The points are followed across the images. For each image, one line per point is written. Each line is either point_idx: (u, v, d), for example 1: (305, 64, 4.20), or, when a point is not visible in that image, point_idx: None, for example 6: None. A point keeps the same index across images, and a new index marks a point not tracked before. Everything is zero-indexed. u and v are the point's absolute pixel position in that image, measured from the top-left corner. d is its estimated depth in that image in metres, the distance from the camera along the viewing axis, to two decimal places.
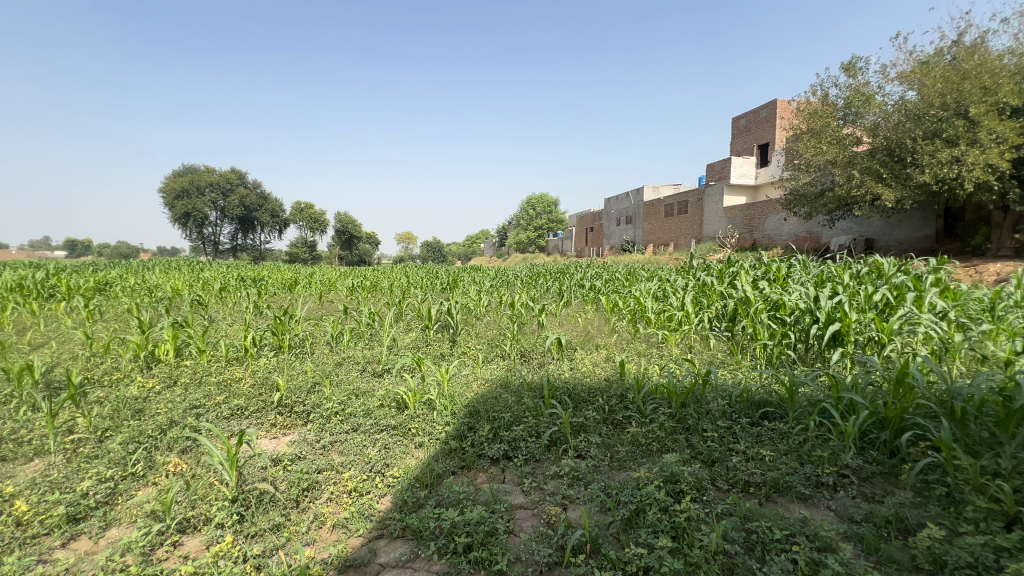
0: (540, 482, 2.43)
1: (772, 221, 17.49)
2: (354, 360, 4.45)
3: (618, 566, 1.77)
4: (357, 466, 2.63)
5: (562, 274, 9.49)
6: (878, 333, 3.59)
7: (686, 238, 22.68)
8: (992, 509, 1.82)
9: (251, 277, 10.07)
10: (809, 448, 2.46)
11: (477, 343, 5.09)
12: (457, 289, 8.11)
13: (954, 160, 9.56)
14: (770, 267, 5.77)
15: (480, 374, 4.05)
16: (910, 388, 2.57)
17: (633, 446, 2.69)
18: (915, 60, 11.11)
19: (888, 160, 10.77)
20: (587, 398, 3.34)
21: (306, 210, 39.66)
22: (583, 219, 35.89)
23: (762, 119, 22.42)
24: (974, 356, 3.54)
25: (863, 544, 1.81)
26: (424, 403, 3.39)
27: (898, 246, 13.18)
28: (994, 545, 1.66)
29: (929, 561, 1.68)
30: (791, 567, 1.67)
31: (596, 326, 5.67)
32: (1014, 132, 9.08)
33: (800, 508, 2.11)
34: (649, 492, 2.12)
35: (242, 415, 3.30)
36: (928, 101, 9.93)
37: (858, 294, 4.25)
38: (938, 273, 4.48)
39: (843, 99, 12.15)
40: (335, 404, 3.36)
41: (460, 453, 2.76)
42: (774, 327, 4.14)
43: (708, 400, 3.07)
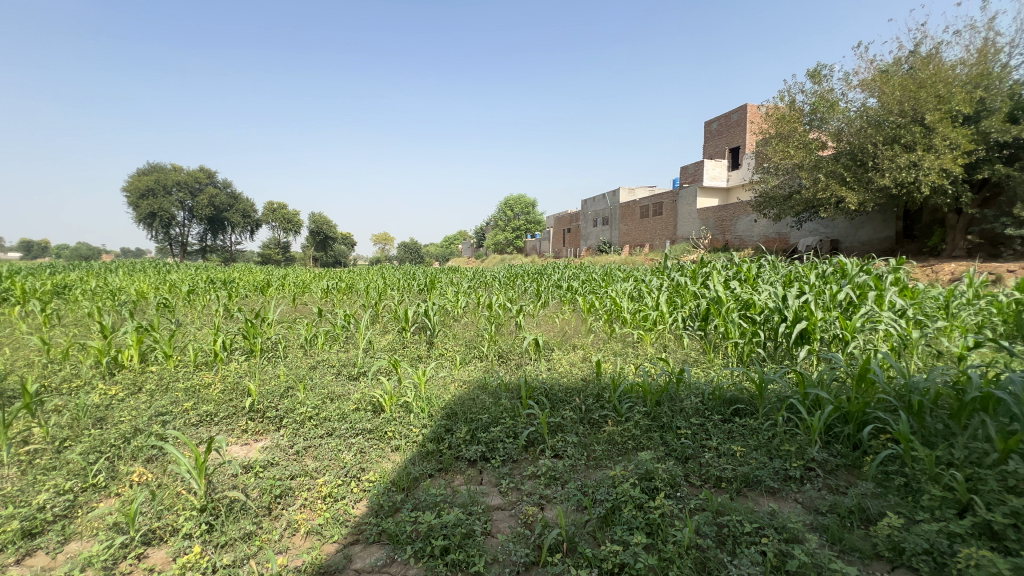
0: (517, 482, 2.44)
1: (743, 222, 17.94)
2: (328, 364, 4.39)
3: (593, 563, 1.80)
4: (332, 471, 2.59)
5: (539, 274, 9.55)
6: (842, 331, 3.74)
7: (661, 238, 23.09)
8: (946, 498, 1.92)
9: (222, 279, 9.78)
10: (778, 443, 2.53)
11: (454, 345, 5.06)
12: (434, 290, 8.07)
13: (912, 165, 10.02)
14: (740, 268, 5.94)
15: (458, 376, 4.04)
16: (872, 383, 2.68)
17: (609, 445, 2.72)
18: (876, 68, 11.56)
19: (852, 165, 11.21)
20: (564, 398, 3.36)
21: (279, 210, 38.76)
22: (560, 220, 36.12)
23: (732, 123, 22.99)
24: (931, 351, 3.71)
25: (828, 535, 1.87)
26: (400, 406, 3.35)
27: (861, 247, 13.71)
28: (948, 531, 1.76)
29: (889, 548, 1.75)
30: (759, 559, 1.72)
31: (574, 327, 5.71)
32: (966, 139, 9.56)
33: (769, 501, 2.18)
34: (625, 489, 2.15)
35: (211, 421, 3.21)
36: (887, 108, 10.39)
37: (823, 293, 4.40)
38: (897, 273, 4.69)
39: (809, 105, 12.55)
40: (310, 408, 3.30)
41: (437, 455, 2.76)
42: (744, 326, 4.24)
43: (682, 397, 3.14)
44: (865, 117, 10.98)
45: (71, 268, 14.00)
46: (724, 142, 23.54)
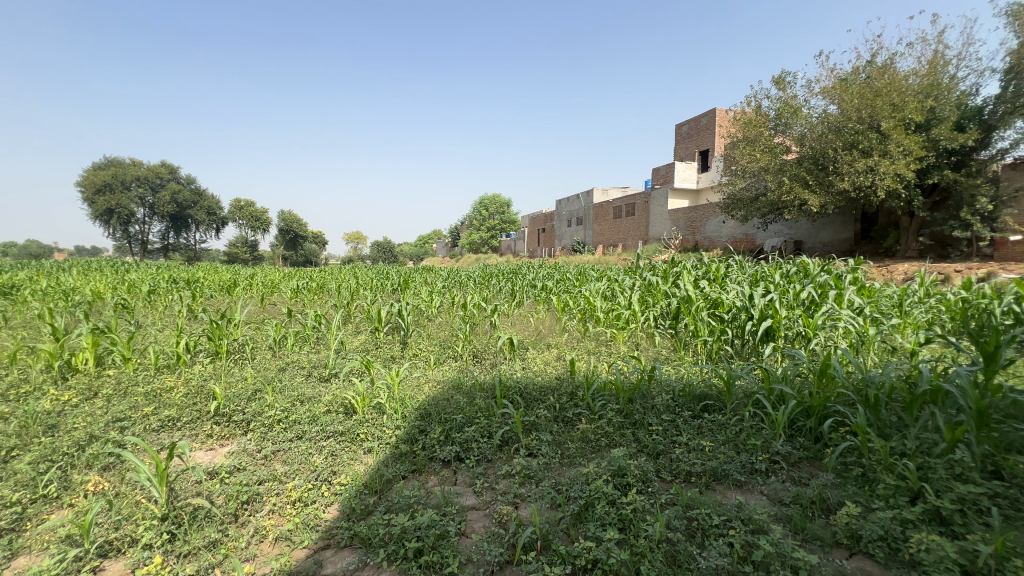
0: (492, 482, 2.44)
1: (712, 223, 18.42)
2: (298, 365, 4.28)
3: (567, 560, 1.81)
4: (302, 475, 2.53)
5: (514, 274, 9.55)
6: (805, 328, 3.90)
7: (634, 239, 23.46)
8: (900, 486, 2.02)
9: (185, 279, 9.39)
10: (745, 437, 2.61)
11: (428, 345, 5.01)
12: (408, 290, 7.98)
13: (869, 170, 10.49)
14: (709, 268, 6.09)
15: (432, 376, 4.01)
16: (832, 378, 2.79)
17: (583, 442, 2.75)
18: (836, 76, 12.03)
19: (814, 169, 11.66)
20: (538, 397, 3.38)
21: (246, 207, 37.54)
22: (535, 220, 36.22)
23: (701, 127, 23.56)
24: (886, 347, 3.90)
25: (791, 525, 1.94)
26: (373, 408, 3.30)
27: (823, 248, 14.27)
28: (902, 518, 1.85)
29: (847, 536, 1.83)
30: (727, 551, 1.77)
31: (548, 326, 5.73)
32: (918, 146, 10.07)
33: (736, 494, 2.24)
34: (598, 486, 2.18)
35: (173, 426, 3.09)
36: (846, 114, 10.84)
37: (787, 293, 4.56)
38: (856, 273, 4.90)
39: (774, 110, 12.94)
40: (278, 411, 3.21)
41: (410, 457, 2.73)
42: (713, 324, 4.35)
43: (653, 394, 3.20)
44: (826, 123, 11.43)
45: (18, 267, 13.17)
46: (694, 145, 24.08)
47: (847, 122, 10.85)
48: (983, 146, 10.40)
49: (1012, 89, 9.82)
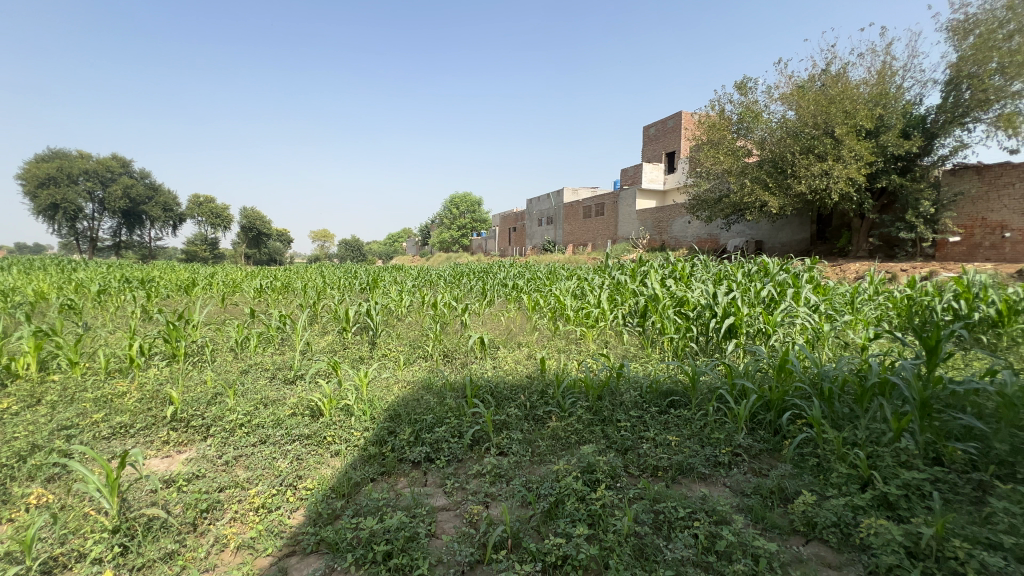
0: (462, 482, 2.43)
1: (678, 223, 18.89)
2: (262, 367, 4.14)
3: (537, 557, 1.82)
4: (266, 480, 2.45)
5: (485, 273, 9.53)
6: (765, 325, 4.07)
7: (603, 238, 23.80)
8: (851, 474, 2.13)
9: (138, 278, 8.93)
10: (708, 431, 2.70)
11: (398, 345, 4.94)
12: (377, 289, 7.84)
13: (824, 173, 11.01)
14: (675, 267, 6.25)
15: (402, 377, 3.95)
16: (790, 373, 2.92)
17: (553, 440, 2.78)
18: (794, 83, 12.53)
19: (774, 172, 12.12)
20: (509, 396, 3.38)
21: (206, 203, 36.01)
22: (506, 219, 36.21)
23: (668, 129, 24.10)
24: (839, 342, 4.10)
25: (752, 515, 2.01)
26: (341, 409, 3.22)
27: (782, 248, 14.87)
28: (853, 504, 1.96)
29: (803, 523, 1.91)
30: (692, 542, 1.82)
31: (519, 325, 5.75)
32: (868, 152, 10.63)
33: (701, 486, 2.31)
34: (568, 483, 2.20)
35: (126, 433, 2.94)
36: (803, 120, 11.32)
37: (749, 291, 4.73)
38: (812, 272, 5.14)
39: (737, 115, 13.27)
40: (240, 415, 3.10)
41: (379, 459, 2.68)
42: (679, 322, 4.46)
43: (622, 391, 3.26)
44: (785, 128, 11.90)
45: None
46: (661, 147, 24.60)
47: (804, 128, 11.34)
48: (927, 152, 11.03)
49: (952, 100, 10.48)
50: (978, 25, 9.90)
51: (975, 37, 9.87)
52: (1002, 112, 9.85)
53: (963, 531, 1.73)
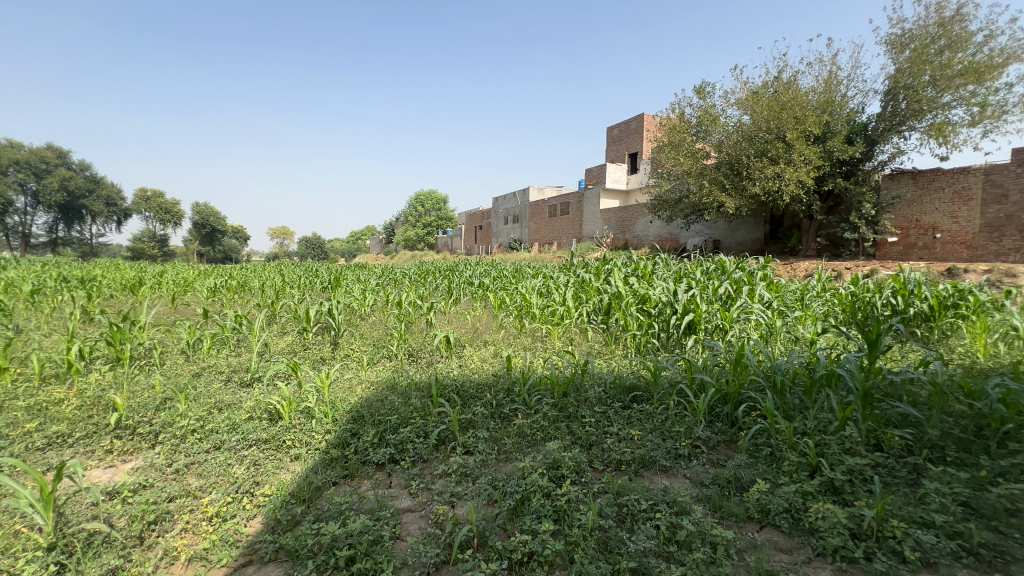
0: (428, 482, 2.40)
1: (641, 223, 19.34)
2: (216, 370, 3.96)
3: (504, 555, 1.83)
4: (220, 488, 2.35)
5: (450, 271, 9.45)
6: (722, 321, 4.23)
7: (568, 237, 24.07)
8: (801, 462, 2.25)
9: (78, 277, 8.35)
10: (669, 424, 2.77)
11: (361, 345, 4.83)
12: (340, 288, 7.63)
13: (777, 176, 11.54)
14: (638, 265, 6.39)
15: (365, 377, 3.86)
16: (745, 367, 3.04)
17: (519, 437, 2.79)
18: (748, 88, 13.03)
19: (730, 174, 12.60)
20: (475, 394, 3.37)
21: (154, 198, 34.04)
22: (472, 217, 35.99)
23: (631, 130, 24.59)
24: (790, 337, 4.31)
25: (711, 504, 2.08)
26: (301, 412, 3.12)
27: (738, 247, 15.49)
28: (803, 491, 2.06)
29: (757, 510, 2.00)
30: (654, 533, 1.87)
31: (485, 324, 5.74)
32: (816, 156, 11.21)
33: (662, 478, 2.37)
34: (534, 480, 2.22)
35: (63, 444, 2.74)
36: (757, 125, 11.80)
37: (708, 288, 4.90)
38: (765, 270, 5.37)
39: (695, 117, 13.73)
40: (192, 421, 2.95)
41: (341, 462, 2.62)
42: (641, 319, 4.56)
43: (587, 387, 3.31)
44: (741, 132, 12.38)
45: None
46: (624, 147, 25.08)
47: (758, 132, 11.83)
48: (869, 157, 11.75)
49: (890, 109, 11.19)
50: (913, 40, 10.60)
51: (910, 51, 10.57)
52: (933, 121, 10.61)
53: (901, 511, 1.86)
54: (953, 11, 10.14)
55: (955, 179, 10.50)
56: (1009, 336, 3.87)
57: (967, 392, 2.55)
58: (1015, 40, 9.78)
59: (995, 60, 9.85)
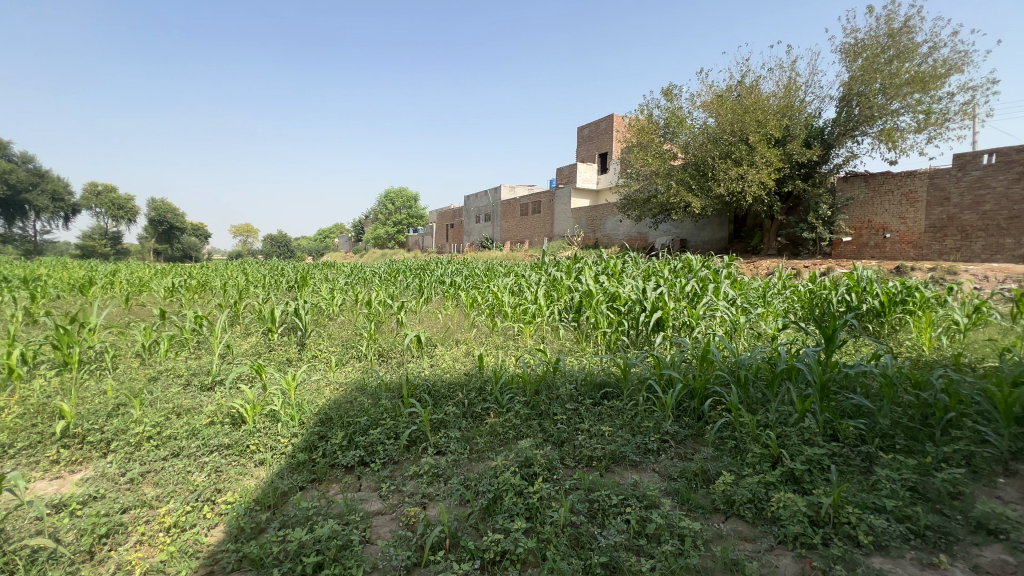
0: (399, 484, 2.36)
1: (611, 222, 19.62)
2: (173, 373, 3.78)
3: (476, 555, 1.82)
4: (179, 497, 2.25)
5: (422, 270, 9.34)
6: (689, 318, 4.33)
7: (540, 236, 24.18)
8: (764, 453, 2.33)
9: (20, 277, 7.82)
10: (639, 420, 2.83)
11: (329, 345, 4.71)
12: (306, 287, 7.43)
13: (740, 177, 11.92)
14: (608, 264, 6.48)
15: (333, 378, 3.77)
16: (711, 362, 3.13)
17: (491, 436, 2.78)
18: (713, 92, 13.40)
19: (696, 175, 12.94)
20: (447, 394, 3.34)
21: (105, 193, 32.26)
22: (444, 215, 35.66)
23: (601, 131, 24.89)
24: (753, 333, 4.46)
25: (679, 497, 2.13)
26: (266, 416, 3.01)
27: (703, 246, 15.92)
28: (766, 481, 2.13)
29: (723, 501, 2.06)
30: (624, 528, 1.89)
31: (457, 323, 5.69)
32: (777, 158, 11.66)
33: (632, 473, 2.41)
34: (506, 478, 2.21)
35: (3, 455, 2.56)
36: (722, 127, 12.15)
37: (675, 286, 5.02)
38: (729, 268, 5.54)
39: (663, 119, 14.02)
40: (148, 427, 2.81)
41: (309, 466, 2.55)
42: (612, 317, 4.63)
43: (558, 385, 3.34)
44: (706, 134, 12.72)
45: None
46: (594, 147, 25.37)
47: (723, 134, 12.19)
48: (825, 161, 12.29)
49: (845, 114, 11.72)
50: (865, 49, 11.13)
51: (862, 60, 11.11)
52: (884, 127, 11.19)
53: (855, 498, 1.95)
54: (901, 23, 10.71)
55: (902, 182, 11.11)
56: (952, 330, 4.13)
57: (914, 383, 2.70)
58: (956, 52, 10.42)
59: (939, 71, 10.47)
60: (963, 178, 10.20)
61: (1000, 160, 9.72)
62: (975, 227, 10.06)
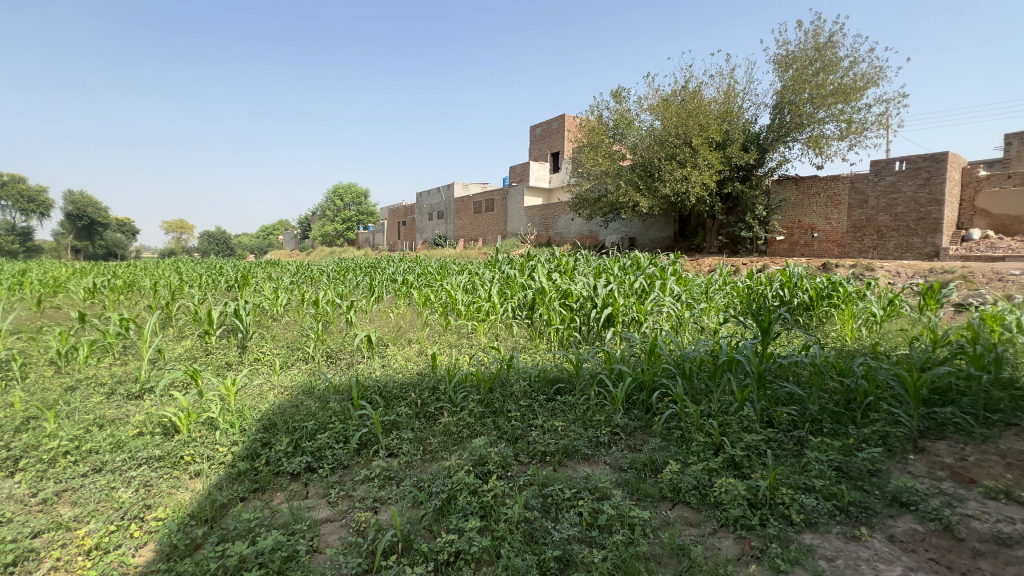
0: (349, 489, 2.29)
1: (563, 221, 19.92)
2: (96, 382, 3.47)
3: (429, 557, 1.79)
4: (102, 516, 2.06)
5: (372, 268, 9.07)
6: (637, 314, 4.48)
7: (494, 234, 24.17)
8: (707, 441, 2.44)
9: None
10: (591, 414, 2.89)
11: (273, 348, 4.49)
12: (248, 286, 7.04)
13: (684, 179, 12.47)
14: (560, 261, 6.56)
15: (277, 382, 3.59)
16: (658, 355, 3.24)
17: (445, 436, 2.75)
18: (659, 96, 13.88)
19: (644, 175, 13.38)
20: (399, 395, 3.27)
21: (12, 183, 29.05)
22: (395, 212, 34.79)
23: (553, 130, 25.17)
24: (697, 327, 4.67)
25: (629, 487, 2.20)
26: (202, 424, 2.82)
27: (651, 244, 16.50)
28: (709, 468, 2.24)
29: (670, 489, 2.14)
30: (577, 520, 1.93)
31: (409, 321, 5.58)
32: (717, 161, 12.31)
33: (584, 466, 2.46)
34: (460, 478, 2.19)
35: None
36: (668, 130, 12.63)
37: (624, 283, 5.17)
38: (675, 265, 5.77)
39: (612, 120, 14.34)
40: (64, 441, 2.56)
41: (250, 476, 2.41)
42: (564, 313, 4.70)
43: (512, 382, 3.34)
44: (653, 136, 13.17)
45: None
46: (546, 147, 25.63)
47: (668, 137, 12.67)
48: (760, 164, 13.00)
49: (778, 121, 12.49)
50: (795, 61, 11.89)
51: (793, 71, 11.87)
52: (812, 134, 12.05)
53: (789, 479, 2.09)
54: (826, 38, 11.54)
55: (828, 186, 12.01)
56: (870, 321, 4.52)
57: (839, 370, 2.93)
58: (873, 68, 11.37)
59: (858, 84, 11.38)
60: (879, 183, 11.17)
61: (909, 167, 10.75)
62: (889, 228, 11.07)
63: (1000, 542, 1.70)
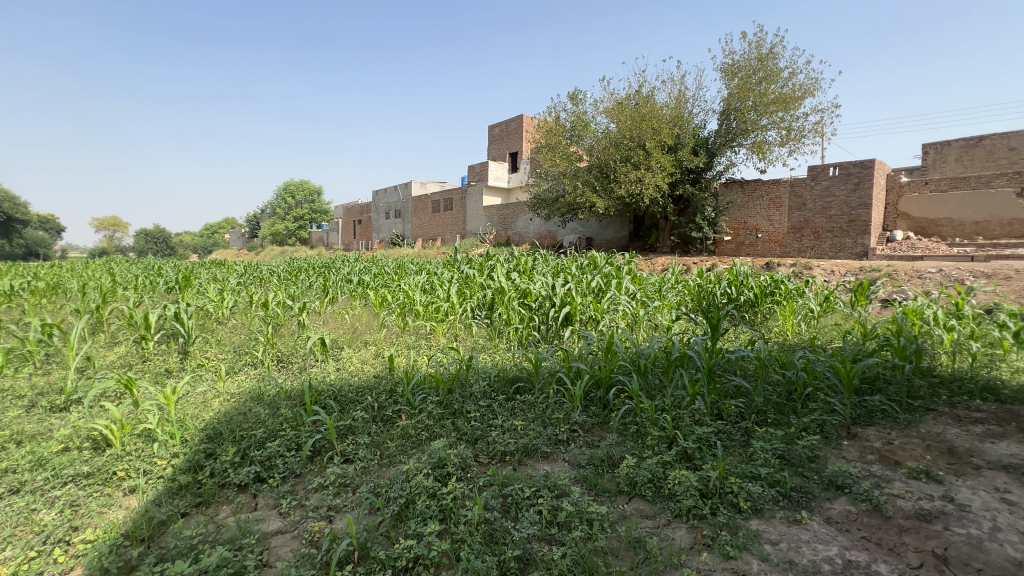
0: (301, 498, 2.20)
1: (522, 220, 20.03)
2: (12, 394, 3.16)
3: (387, 564, 1.75)
4: (19, 542, 1.88)
5: (326, 269, 8.77)
6: (594, 313, 4.57)
7: (453, 234, 23.98)
8: (661, 436, 2.52)
9: None
10: (550, 412, 2.91)
11: (218, 352, 4.25)
12: (190, 288, 6.64)
13: (639, 180, 12.83)
14: (519, 261, 6.59)
15: (223, 389, 3.40)
16: (615, 353, 3.31)
17: (403, 439, 2.69)
18: (614, 99, 14.21)
19: (600, 176, 13.67)
20: (355, 398, 3.17)
21: None
22: (351, 211, 33.83)
23: (512, 131, 25.22)
24: (651, 325, 4.81)
25: (588, 483, 2.23)
26: (138, 436, 2.63)
27: (607, 244, 16.88)
28: (663, 461, 2.31)
29: (627, 483, 2.19)
30: (537, 518, 1.94)
31: (366, 323, 5.43)
32: (669, 164, 12.73)
33: (544, 464, 2.48)
34: (418, 481, 2.16)
35: None
36: (622, 132, 12.97)
37: (582, 282, 5.26)
38: (630, 265, 5.92)
39: (569, 121, 14.52)
40: None
41: (193, 489, 2.27)
42: (523, 313, 4.73)
43: (471, 382, 3.32)
44: (608, 138, 13.47)
45: None
46: (505, 147, 25.65)
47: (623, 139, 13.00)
48: (709, 167, 13.55)
49: (725, 127, 13.09)
50: (740, 70, 12.48)
51: (738, 79, 12.45)
52: (755, 140, 12.72)
53: (737, 469, 2.19)
54: (768, 49, 12.19)
55: (770, 189, 12.70)
56: (808, 317, 4.81)
57: (782, 363, 3.09)
58: (809, 79, 12.12)
59: (797, 94, 12.10)
60: (816, 187, 11.92)
61: (842, 172, 11.55)
62: (824, 229, 11.84)
63: (921, 518, 1.85)
